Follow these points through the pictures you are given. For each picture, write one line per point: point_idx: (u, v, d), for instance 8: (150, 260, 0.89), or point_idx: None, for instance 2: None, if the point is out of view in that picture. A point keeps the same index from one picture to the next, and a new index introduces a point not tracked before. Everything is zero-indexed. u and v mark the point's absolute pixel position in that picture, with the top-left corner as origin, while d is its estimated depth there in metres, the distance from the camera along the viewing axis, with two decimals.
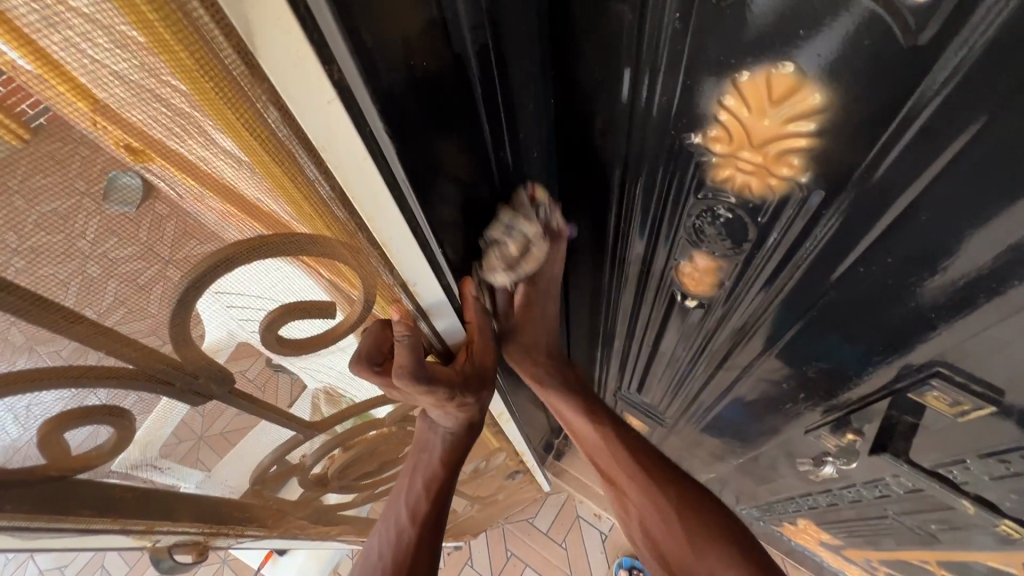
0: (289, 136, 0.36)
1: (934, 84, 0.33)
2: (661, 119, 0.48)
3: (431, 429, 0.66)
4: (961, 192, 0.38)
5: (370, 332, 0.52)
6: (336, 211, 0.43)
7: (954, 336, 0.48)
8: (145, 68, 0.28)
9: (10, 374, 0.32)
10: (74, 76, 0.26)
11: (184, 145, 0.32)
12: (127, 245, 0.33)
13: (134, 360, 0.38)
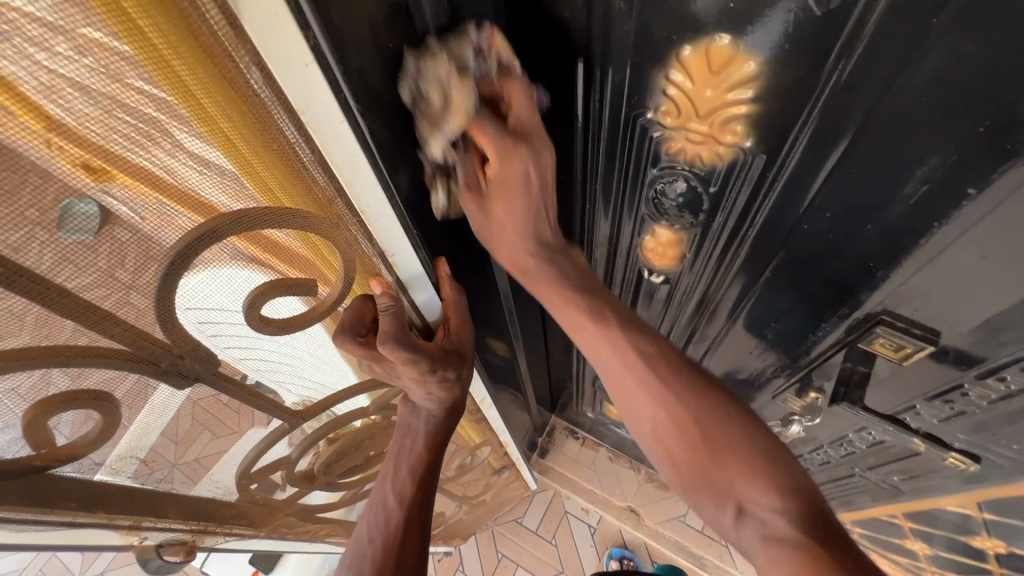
0: (272, 97, 0.37)
1: (847, 46, 0.37)
2: (615, 98, 0.51)
3: (412, 412, 0.68)
4: (882, 145, 0.42)
5: (353, 304, 0.53)
6: (317, 175, 0.43)
7: (891, 283, 0.53)
8: (109, 73, 0.29)
9: (3, 354, 0.33)
10: (27, 96, 0.26)
11: (147, 155, 0.32)
12: (83, 273, 0.33)
13: (123, 341, 0.39)
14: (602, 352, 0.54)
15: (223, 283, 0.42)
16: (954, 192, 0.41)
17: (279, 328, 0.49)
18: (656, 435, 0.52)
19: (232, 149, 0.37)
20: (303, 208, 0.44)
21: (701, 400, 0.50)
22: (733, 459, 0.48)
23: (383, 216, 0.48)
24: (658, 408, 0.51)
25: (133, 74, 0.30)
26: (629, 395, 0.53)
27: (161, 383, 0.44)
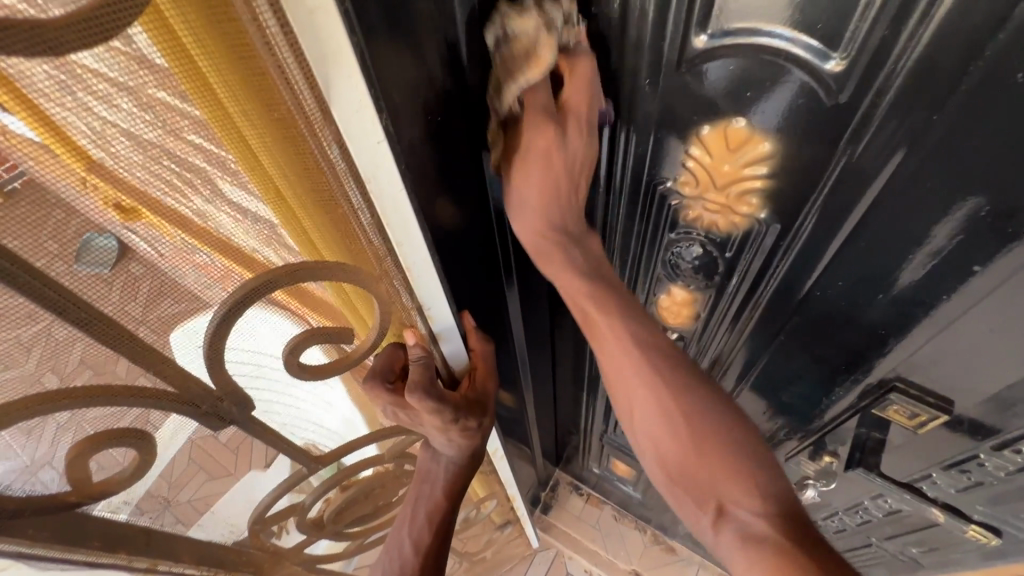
0: (343, 169, 0.41)
1: (855, 134, 0.41)
2: (637, 167, 0.55)
3: (432, 458, 0.67)
4: (891, 222, 0.45)
5: (385, 351, 0.55)
6: (371, 237, 0.47)
7: (903, 351, 0.54)
8: (164, 126, 0.30)
9: (58, 391, 0.34)
10: (72, 137, 0.27)
11: (183, 200, 0.33)
12: (96, 308, 0.33)
13: (173, 383, 0.41)
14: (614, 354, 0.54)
15: (267, 329, 0.45)
16: (961, 268, 0.44)
17: (321, 373, 0.52)
18: (647, 434, 0.53)
19: (284, 212, 0.41)
20: (349, 263, 0.47)
21: (683, 402, 0.50)
22: (695, 418, 0.50)
23: (424, 274, 0.51)
24: (651, 399, 0.52)
25: (189, 130, 0.32)
26: (637, 404, 0.53)
27: (196, 424, 0.45)
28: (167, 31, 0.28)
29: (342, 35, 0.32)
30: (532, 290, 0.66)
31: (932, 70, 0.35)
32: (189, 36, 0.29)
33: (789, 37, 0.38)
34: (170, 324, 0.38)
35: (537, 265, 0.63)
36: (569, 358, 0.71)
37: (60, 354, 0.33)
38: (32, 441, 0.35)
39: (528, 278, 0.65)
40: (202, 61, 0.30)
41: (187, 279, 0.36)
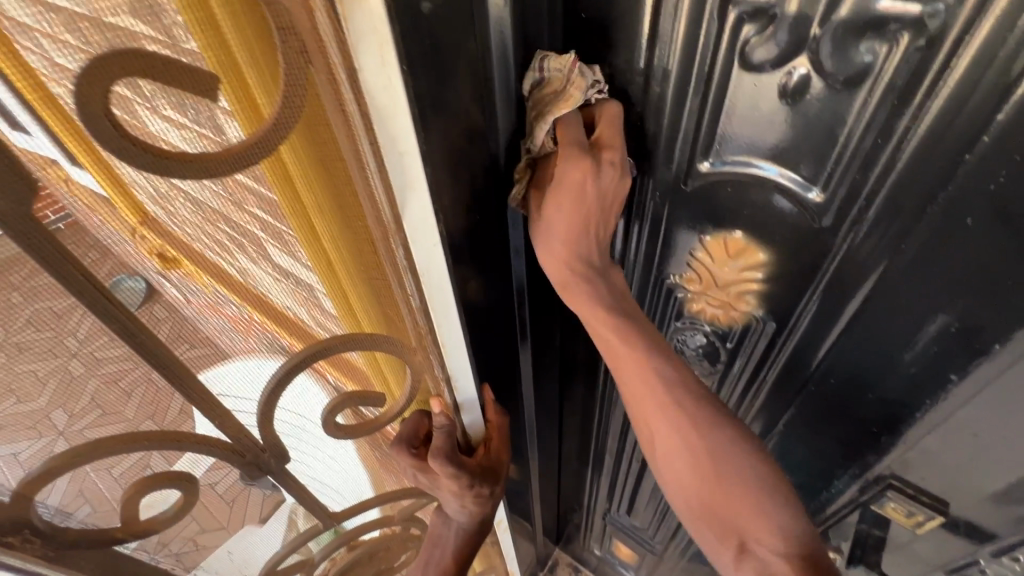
0: (405, 265, 0.47)
1: (837, 250, 0.47)
2: (648, 263, 0.61)
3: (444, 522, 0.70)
4: (875, 329, 0.50)
5: (412, 419, 0.59)
6: (417, 318, 0.53)
7: (897, 449, 0.57)
8: (230, 197, 0.34)
9: (126, 434, 0.39)
10: (135, 193, 0.31)
11: (226, 256, 0.37)
12: (115, 348, 0.35)
13: (224, 430, 0.45)
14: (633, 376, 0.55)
15: (309, 394, 0.51)
16: (939, 376, 0.48)
17: (354, 433, 0.56)
18: (671, 473, 0.56)
19: (336, 290, 0.46)
20: (391, 335, 0.53)
21: (714, 454, 0.52)
22: (722, 470, 0.52)
23: (458, 354, 0.56)
24: (675, 438, 0.54)
25: (253, 204, 0.36)
26: (672, 465, 0.55)
27: (239, 473, 0.50)
28: (277, 159, 0.35)
29: (421, 168, 0.40)
30: (563, 190, 0.48)
31: (898, 206, 0.42)
32: (292, 156, 0.36)
33: (776, 170, 0.45)
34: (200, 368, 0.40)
35: (563, 138, 0.46)
36: (598, 293, 0.54)
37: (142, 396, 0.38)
38: (100, 474, 0.39)
39: (548, 194, 0.49)
40: (296, 173, 0.37)
41: (212, 326, 0.39)
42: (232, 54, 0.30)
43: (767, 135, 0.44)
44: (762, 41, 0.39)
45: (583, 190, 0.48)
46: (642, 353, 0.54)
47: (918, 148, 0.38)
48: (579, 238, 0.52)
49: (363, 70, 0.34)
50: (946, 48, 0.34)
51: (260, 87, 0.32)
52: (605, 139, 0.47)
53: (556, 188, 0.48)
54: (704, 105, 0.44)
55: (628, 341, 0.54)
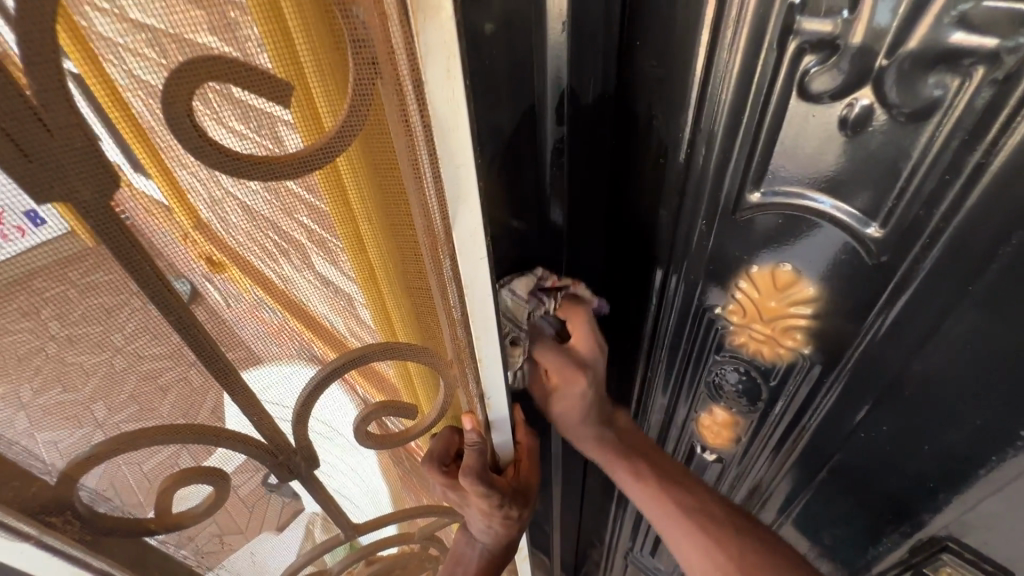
0: (450, 277, 0.45)
1: (894, 288, 0.45)
2: (688, 292, 0.60)
3: (466, 541, 0.69)
4: (935, 375, 0.47)
5: (443, 435, 0.58)
6: (455, 334, 0.51)
7: (955, 509, 0.52)
8: (281, 206, 0.35)
9: (171, 425, 0.40)
10: (191, 200, 0.32)
11: (273, 265, 0.37)
12: (159, 345, 0.36)
13: (261, 430, 0.46)
14: (648, 502, 0.64)
15: (338, 402, 0.51)
16: (1007, 432, 0.44)
17: (391, 444, 0.56)
18: (692, 563, 0.61)
19: (375, 296, 0.46)
20: (423, 346, 0.51)
21: (727, 546, 0.59)
22: (756, 572, 0.57)
23: (493, 374, 0.54)
24: (692, 532, 0.61)
25: (302, 213, 0.36)
26: (693, 561, 0.61)
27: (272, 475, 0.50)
28: (334, 167, 0.36)
29: (473, 177, 0.38)
30: (563, 397, 0.64)
31: (964, 244, 0.40)
32: (345, 161, 0.37)
33: (830, 203, 0.44)
34: (246, 370, 0.41)
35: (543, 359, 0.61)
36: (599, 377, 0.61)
37: (188, 388, 0.39)
38: (140, 462, 0.40)
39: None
40: (347, 173, 0.37)
41: (250, 333, 0.39)
42: (299, 60, 0.31)
43: (826, 164, 0.42)
44: (825, 69, 0.38)
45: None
46: (657, 488, 0.64)
47: (990, 185, 0.36)
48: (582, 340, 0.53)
49: (427, 84, 0.33)
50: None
51: (322, 92, 0.34)
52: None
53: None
54: (759, 134, 0.44)
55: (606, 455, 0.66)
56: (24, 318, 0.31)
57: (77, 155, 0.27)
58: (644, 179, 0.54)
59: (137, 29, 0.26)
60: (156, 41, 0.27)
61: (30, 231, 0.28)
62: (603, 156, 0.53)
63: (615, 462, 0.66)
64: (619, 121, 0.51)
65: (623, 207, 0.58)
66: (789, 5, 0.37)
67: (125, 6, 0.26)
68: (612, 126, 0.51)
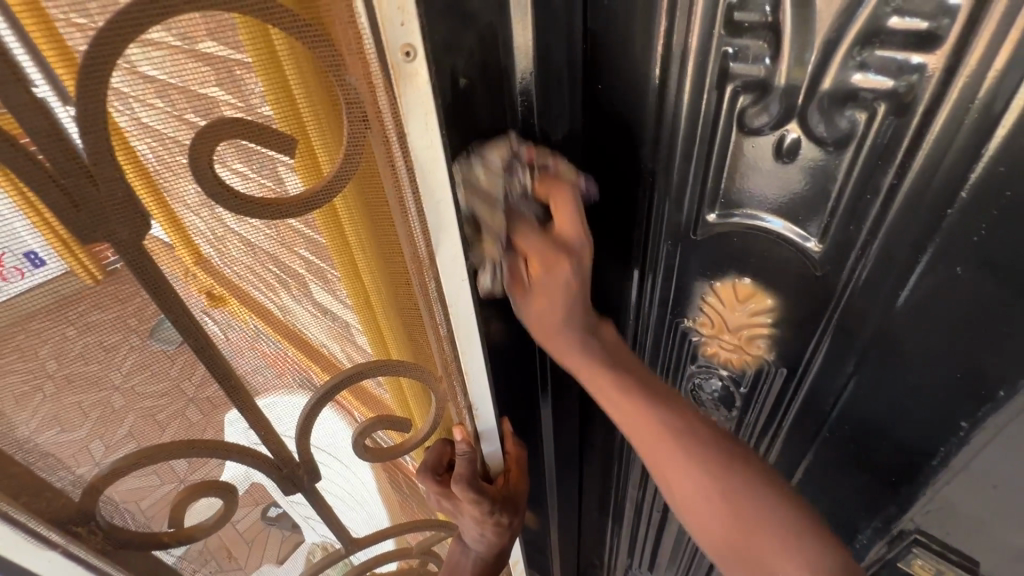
0: (436, 296, 0.51)
1: (839, 295, 0.50)
2: (661, 307, 0.64)
3: (461, 552, 0.72)
4: (883, 373, 0.51)
5: (436, 446, 0.62)
6: (443, 347, 0.55)
7: (918, 500, 0.56)
8: (281, 241, 0.40)
9: (179, 441, 0.43)
10: (194, 239, 0.36)
11: (273, 295, 0.42)
12: (158, 381, 0.40)
13: (265, 444, 0.49)
14: (624, 414, 0.53)
15: (334, 423, 0.55)
16: (950, 422, 0.48)
17: (388, 457, 0.60)
18: (699, 522, 0.49)
19: (367, 317, 0.50)
20: (412, 361, 0.55)
21: (728, 476, 0.48)
22: (742, 501, 0.47)
23: (479, 381, 0.59)
24: (689, 480, 0.49)
25: (301, 246, 0.41)
26: (684, 495, 0.50)
27: (273, 507, 0.57)
28: (331, 207, 0.41)
29: (451, 211, 0.45)
30: (545, 293, 0.52)
31: (891, 252, 0.45)
32: (340, 200, 0.42)
33: (780, 223, 0.49)
34: (252, 387, 0.45)
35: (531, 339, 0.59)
36: (593, 347, 0.55)
37: (199, 403, 0.43)
38: (152, 476, 0.44)
39: (531, 291, 0.52)
40: (342, 209, 0.42)
41: (246, 363, 0.44)
42: (302, 119, 0.37)
43: (768, 188, 0.48)
44: (758, 109, 0.44)
45: (572, 290, 0.52)
46: (649, 407, 0.52)
47: (905, 202, 0.42)
48: (559, 329, 0.54)
49: (410, 133, 0.40)
50: (919, 115, 0.38)
51: (323, 146, 0.39)
52: (567, 232, 0.50)
53: (541, 292, 0.51)
54: (708, 162, 0.49)
55: (597, 371, 0.55)
56: (23, 359, 0.34)
57: (117, 203, 0.32)
58: (615, 207, 0.59)
59: (145, 80, 0.31)
60: (165, 92, 0.31)
61: (28, 272, 0.30)
62: None
63: (600, 373, 0.54)
64: (589, 154, 0.56)
65: (596, 232, 0.62)
66: (723, 54, 0.43)
67: (136, 62, 0.30)
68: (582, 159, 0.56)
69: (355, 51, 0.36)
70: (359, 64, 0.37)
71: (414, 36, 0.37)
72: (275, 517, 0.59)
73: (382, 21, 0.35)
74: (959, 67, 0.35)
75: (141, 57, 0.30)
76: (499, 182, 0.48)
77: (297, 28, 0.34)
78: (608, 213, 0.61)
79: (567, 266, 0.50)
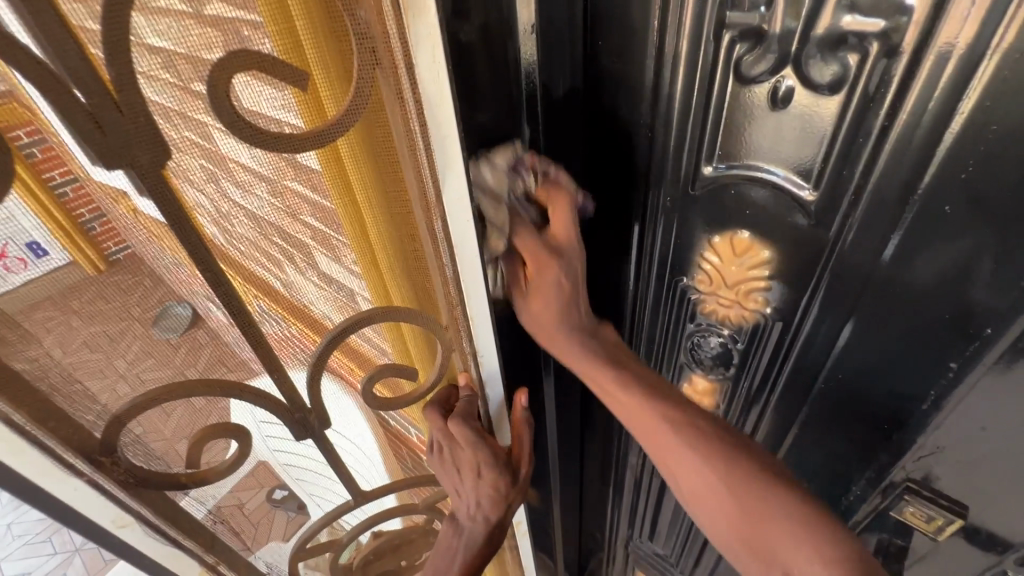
0: (442, 237, 0.52)
1: (833, 244, 0.51)
2: (662, 265, 0.65)
3: (454, 532, 0.69)
4: (876, 321, 0.53)
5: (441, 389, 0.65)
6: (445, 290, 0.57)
7: (910, 447, 0.58)
8: (287, 208, 0.43)
9: (197, 379, 0.45)
10: (197, 214, 0.39)
11: (287, 239, 0.44)
12: (160, 366, 0.43)
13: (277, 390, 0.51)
14: (637, 420, 0.60)
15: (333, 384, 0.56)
16: (940, 365, 0.50)
17: (383, 408, 0.60)
18: (685, 481, 0.57)
19: (371, 267, 0.51)
20: (417, 308, 0.57)
21: (714, 457, 0.55)
22: (737, 485, 0.53)
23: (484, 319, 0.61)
24: (713, 482, 0.54)
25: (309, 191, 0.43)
26: (690, 482, 0.57)
27: (277, 490, 0.61)
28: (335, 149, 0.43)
29: (458, 148, 0.47)
30: (542, 292, 0.60)
31: (883, 197, 0.46)
32: (346, 142, 0.43)
33: (781, 173, 0.50)
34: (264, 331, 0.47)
35: (537, 295, 0.59)
36: (591, 347, 0.64)
37: (214, 344, 0.45)
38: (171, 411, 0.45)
39: (529, 293, 0.60)
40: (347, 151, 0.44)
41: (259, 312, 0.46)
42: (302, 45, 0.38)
43: (764, 138, 0.49)
44: (754, 58, 0.45)
45: (562, 289, 0.60)
46: (642, 396, 0.60)
47: (895, 146, 0.43)
48: (558, 328, 0.63)
49: (418, 66, 0.42)
50: (909, 57, 0.39)
51: (328, 90, 0.41)
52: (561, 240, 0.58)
53: (538, 291, 0.60)
54: (707, 113, 0.50)
55: (600, 370, 0.63)
56: (50, 309, 0.37)
57: (140, 130, 0.34)
58: (613, 162, 0.61)
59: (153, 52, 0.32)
60: (171, 65, 0.33)
61: (32, 261, 0.34)
62: (577, 144, 0.59)
63: (599, 369, 0.63)
64: (590, 110, 0.57)
65: (599, 191, 0.64)
66: (720, 3, 0.44)
67: (141, 32, 0.32)
68: (582, 116, 0.58)
69: None
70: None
71: None
72: (281, 501, 0.63)
73: None
74: (946, 6, 0.36)
75: (146, 26, 0.32)
76: (505, 182, 0.53)
77: None
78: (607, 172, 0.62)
79: (555, 265, 0.58)
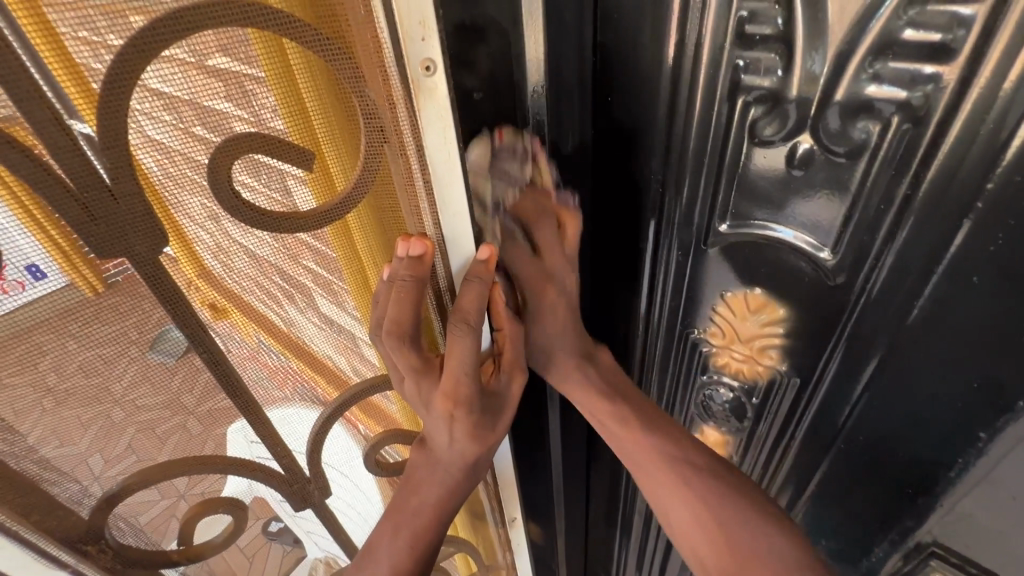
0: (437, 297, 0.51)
1: (852, 305, 0.50)
2: (671, 318, 0.64)
3: (427, 471, 0.52)
4: (899, 382, 0.51)
5: (396, 291, 0.43)
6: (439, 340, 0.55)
7: (934, 512, 0.55)
8: (288, 252, 0.42)
9: (173, 461, 0.46)
10: (198, 251, 0.38)
11: (278, 309, 0.44)
12: (158, 394, 0.41)
13: (271, 448, 0.50)
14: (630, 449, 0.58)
15: (339, 444, 0.56)
16: (968, 433, 0.48)
17: (389, 473, 0.61)
18: (683, 533, 0.55)
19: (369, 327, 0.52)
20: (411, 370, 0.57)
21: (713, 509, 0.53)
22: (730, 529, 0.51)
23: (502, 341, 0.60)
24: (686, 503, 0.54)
25: (307, 257, 0.44)
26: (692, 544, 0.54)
27: (274, 522, 0.58)
28: (345, 224, 0.44)
29: (466, 224, 0.47)
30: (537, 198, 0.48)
31: (906, 260, 0.44)
32: (354, 217, 0.44)
33: (792, 233, 0.49)
34: (242, 396, 0.46)
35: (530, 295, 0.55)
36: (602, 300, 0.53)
37: (202, 402, 0.44)
38: (151, 496, 0.46)
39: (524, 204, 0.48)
40: (354, 221, 0.45)
41: (254, 377, 0.46)
42: (312, 127, 0.39)
43: (778, 199, 0.48)
44: (769, 119, 0.44)
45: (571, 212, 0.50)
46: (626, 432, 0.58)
47: (918, 213, 0.42)
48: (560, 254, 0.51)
49: (427, 142, 0.42)
50: (935, 125, 0.38)
51: (334, 158, 0.41)
52: None
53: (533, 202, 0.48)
54: (720, 171, 0.49)
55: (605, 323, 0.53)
56: (23, 371, 0.36)
57: (134, 207, 0.34)
58: (621, 217, 0.59)
59: (155, 95, 0.33)
60: (174, 108, 0.33)
61: (29, 285, 0.33)
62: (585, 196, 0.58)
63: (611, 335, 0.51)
64: (599, 165, 0.56)
65: (605, 242, 0.63)
66: (735, 66, 0.43)
67: (147, 78, 0.32)
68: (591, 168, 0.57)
69: (373, 63, 0.39)
70: (378, 78, 0.39)
71: (435, 51, 0.38)
72: (278, 532, 0.59)
73: (404, 37, 0.37)
74: (973, 78, 0.35)
75: (153, 75, 0.32)
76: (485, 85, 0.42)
77: (317, 42, 0.36)
78: (613, 225, 0.61)
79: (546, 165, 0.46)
